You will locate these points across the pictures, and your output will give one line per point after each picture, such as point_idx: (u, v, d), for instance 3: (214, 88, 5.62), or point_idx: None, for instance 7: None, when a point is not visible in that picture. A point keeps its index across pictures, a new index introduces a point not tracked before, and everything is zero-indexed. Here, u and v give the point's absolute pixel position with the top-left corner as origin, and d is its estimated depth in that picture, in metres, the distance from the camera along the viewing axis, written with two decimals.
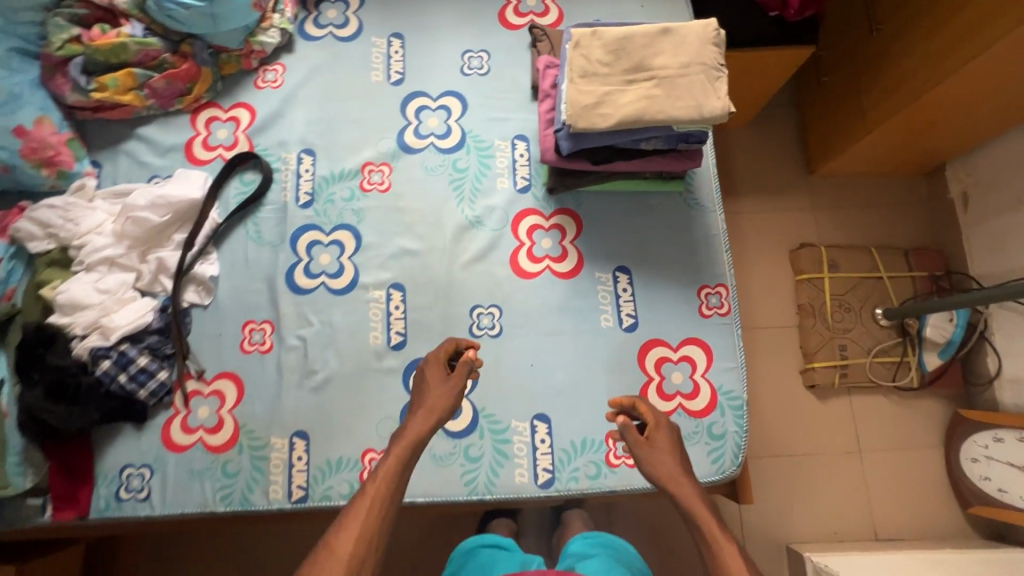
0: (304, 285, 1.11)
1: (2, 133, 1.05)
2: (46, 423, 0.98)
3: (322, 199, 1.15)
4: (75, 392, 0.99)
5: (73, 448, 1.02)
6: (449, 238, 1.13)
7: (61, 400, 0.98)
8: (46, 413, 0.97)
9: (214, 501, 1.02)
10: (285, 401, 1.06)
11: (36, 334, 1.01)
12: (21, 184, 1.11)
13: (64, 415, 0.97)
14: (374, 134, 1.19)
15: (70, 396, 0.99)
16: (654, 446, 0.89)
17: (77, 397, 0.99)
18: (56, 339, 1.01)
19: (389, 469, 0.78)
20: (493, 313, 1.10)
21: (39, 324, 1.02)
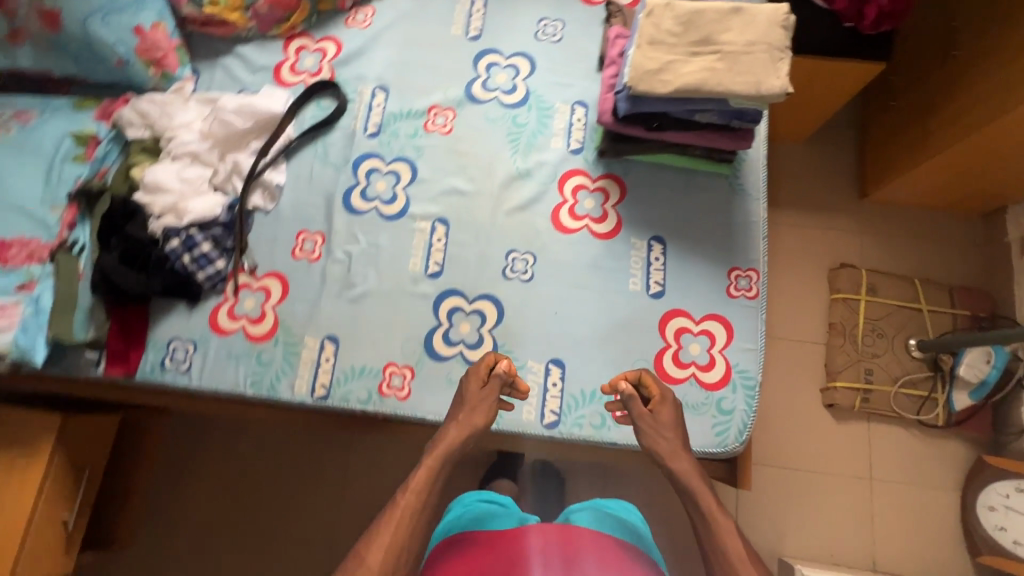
0: (358, 206, 1.19)
1: (124, 29, 1.18)
2: (116, 285, 1.09)
3: (388, 132, 1.24)
4: (146, 263, 1.11)
5: (133, 314, 1.13)
6: (498, 185, 1.19)
7: (133, 267, 1.10)
8: (118, 275, 1.09)
9: (244, 384, 1.11)
10: (323, 306, 1.14)
11: (122, 207, 1.14)
12: (130, 79, 1.24)
13: (133, 279, 1.09)
14: (444, 80, 1.27)
15: (141, 265, 1.11)
16: (657, 423, 0.94)
17: (147, 267, 1.10)
18: (137, 214, 1.13)
19: (419, 482, 0.88)
20: (527, 259, 1.15)
21: (125, 200, 1.15)
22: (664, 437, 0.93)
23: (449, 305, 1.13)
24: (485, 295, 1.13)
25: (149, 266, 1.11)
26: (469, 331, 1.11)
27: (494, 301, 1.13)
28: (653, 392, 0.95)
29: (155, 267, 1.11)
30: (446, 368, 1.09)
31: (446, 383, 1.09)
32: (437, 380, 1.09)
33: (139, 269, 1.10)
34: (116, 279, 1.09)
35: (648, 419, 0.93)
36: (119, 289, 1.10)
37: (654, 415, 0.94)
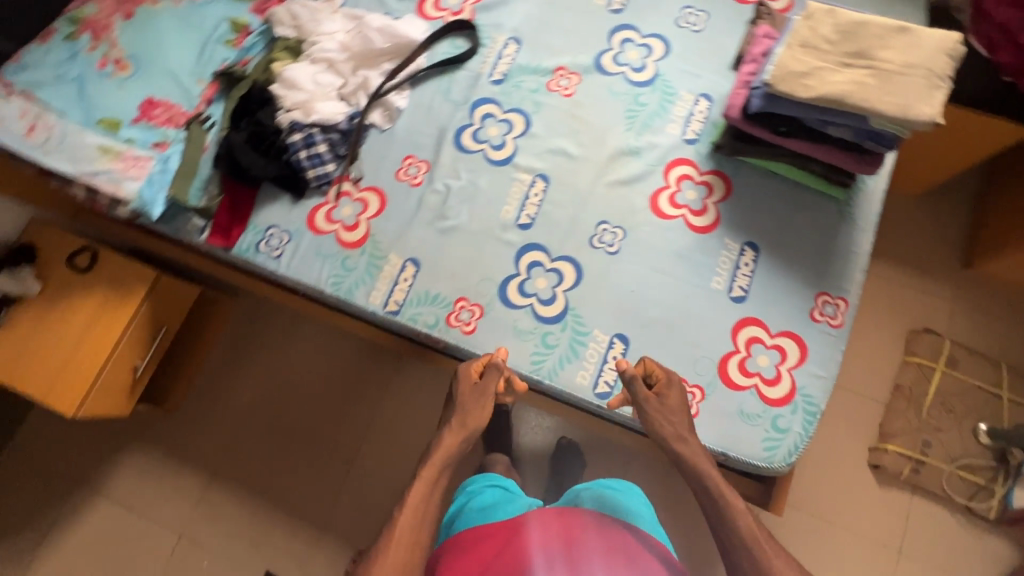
0: (468, 145, 1.23)
1: None
2: (236, 163, 1.17)
3: (512, 82, 1.26)
4: (268, 149, 1.18)
5: (243, 193, 1.20)
6: (605, 156, 1.20)
7: (256, 149, 1.17)
8: (242, 155, 1.16)
9: (326, 282, 1.17)
10: (413, 230, 1.18)
11: (258, 94, 1.20)
12: None
13: (254, 160, 1.16)
14: (577, 45, 1.28)
15: (263, 150, 1.18)
16: (663, 406, 0.94)
17: (268, 153, 1.17)
18: (269, 103, 1.19)
19: (416, 498, 0.87)
20: (617, 233, 1.15)
21: (262, 88, 1.21)
22: (669, 423, 0.93)
23: (530, 258, 1.15)
24: (567, 257, 1.15)
25: (269, 152, 1.17)
26: (545, 286, 1.13)
27: (574, 265, 1.14)
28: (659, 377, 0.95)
29: (275, 155, 1.18)
30: (514, 316, 1.12)
31: (512, 329, 1.11)
32: (504, 325, 1.11)
33: (260, 153, 1.17)
34: (240, 156, 1.16)
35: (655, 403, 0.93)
36: (239, 166, 1.17)
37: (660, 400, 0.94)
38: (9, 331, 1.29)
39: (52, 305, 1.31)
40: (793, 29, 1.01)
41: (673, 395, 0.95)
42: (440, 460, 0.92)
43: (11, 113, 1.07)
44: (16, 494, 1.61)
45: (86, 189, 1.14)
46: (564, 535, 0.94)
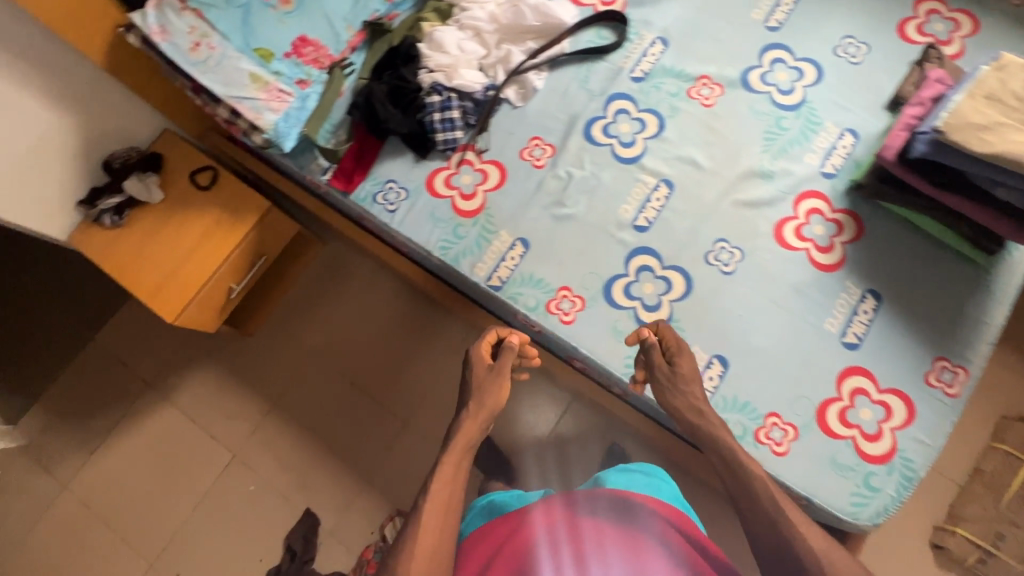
0: (597, 138, 1.22)
1: None
2: (372, 113, 1.19)
3: (651, 82, 1.24)
4: (404, 105, 1.19)
5: (371, 144, 1.23)
6: (735, 173, 1.17)
7: (393, 103, 1.19)
8: (380, 107, 1.18)
9: (434, 246, 1.18)
10: (528, 211, 1.18)
11: (403, 50, 1.22)
12: None
13: (389, 113, 1.18)
14: (726, 56, 1.25)
15: (400, 106, 1.19)
16: (676, 373, 0.97)
17: (404, 109, 1.19)
18: (414, 61, 1.20)
19: (440, 483, 0.95)
20: (734, 254, 1.13)
21: (408, 46, 1.23)
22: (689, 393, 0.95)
23: (639, 262, 1.13)
24: (678, 267, 1.13)
25: (406, 109, 1.19)
26: (651, 292, 1.12)
27: (684, 276, 1.12)
28: (670, 343, 0.99)
29: (410, 112, 1.19)
30: (615, 316, 1.11)
31: (610, 329, 1.10)
32: (603, 323, 1.10)
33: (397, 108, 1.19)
34: (377, 107, 1.18)
35: (668, 368, 0.96)
36: (375, 116, 1.19)
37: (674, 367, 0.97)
38: (128, 232, 1.36)
39: (170, 215, 1.37)
40: (978, 78, 0.96)
41: (686, 362, 0.97)
42: (460, 448, 1.00)
43: (181, 27, 1.11)
44: (96, 383, 1.71)
45: (229, 111, 1.18)
46: (569, 528, 0.96)
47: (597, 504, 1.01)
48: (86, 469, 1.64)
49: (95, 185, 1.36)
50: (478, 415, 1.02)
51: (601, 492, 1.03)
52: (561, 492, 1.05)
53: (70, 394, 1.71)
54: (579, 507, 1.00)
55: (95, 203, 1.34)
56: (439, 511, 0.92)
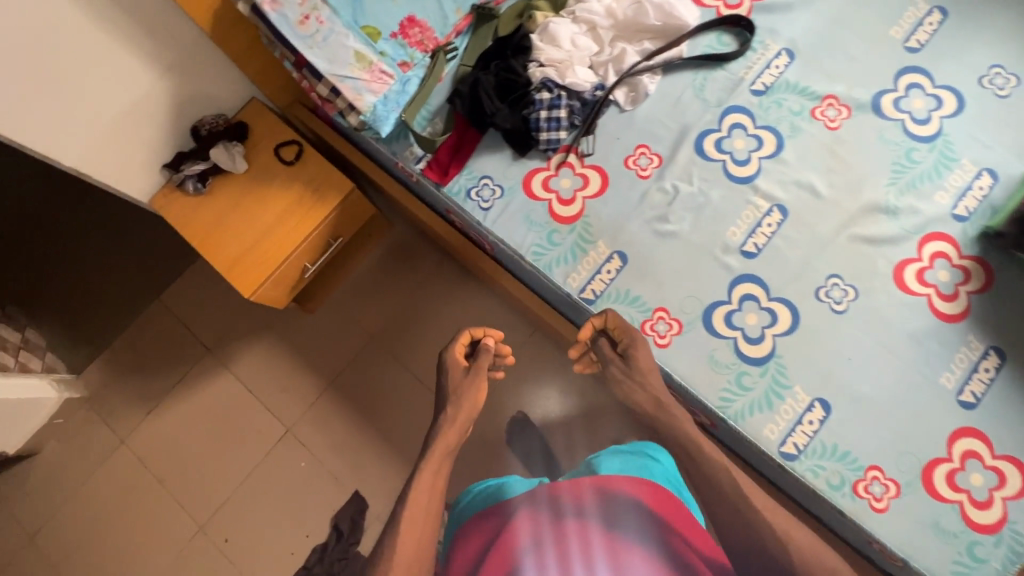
0: (709, 152, 1.15)
1: None
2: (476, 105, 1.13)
3: (772, 98, 1.16)
4: (510, 98, 1.13)
5: (471, 134, 1.18)
6: (857, 205, 1.09)
7: (499, 95, 1.13)
8: (486, 99, 1.12)
9: (527, 250, 1.14)
10: (629, 223, 1.13)
11: (514, 40, 1.16)
12: None
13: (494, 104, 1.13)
14: (857, 76, 1.15)
15: (506, 99, 1.13)
16: (632, 366, 1.03)
17: (510, 102, 1.13)
18: (525, 53, 1.14)
19: (423, 482, 1.01)
20: (848, 292, 1.06)
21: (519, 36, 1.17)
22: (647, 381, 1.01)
23: (744, 290, 1.07)
24: (785, 299, 1.06)
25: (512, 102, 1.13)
26: (754, 324, 1.06)
27: (792, 310, 1.06)
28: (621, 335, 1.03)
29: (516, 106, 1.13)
30: (713, 345, 1.05)
31: (707, 358, 1.05)
32: (700, 352, 1.05)
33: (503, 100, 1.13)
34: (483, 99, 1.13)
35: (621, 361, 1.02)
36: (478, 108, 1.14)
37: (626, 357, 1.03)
38: (210, 200, 1.35)
39: (252, 187, 1.34)
40: None
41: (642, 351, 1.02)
42: (440, 452, 1.07)
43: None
44: (157, 343, 1.73)
45: (329, 89, 1.13)
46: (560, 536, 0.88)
47: (587, 504, 0.93)
48: (143, 427, 1.66)
49: (180, 150, 1.34)
50: (454, 420, 1.12)
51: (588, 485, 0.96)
52: (545, 488, 0.96)
53: (132, 352, 1.73)
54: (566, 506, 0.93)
55: (179, 168, 1.32)
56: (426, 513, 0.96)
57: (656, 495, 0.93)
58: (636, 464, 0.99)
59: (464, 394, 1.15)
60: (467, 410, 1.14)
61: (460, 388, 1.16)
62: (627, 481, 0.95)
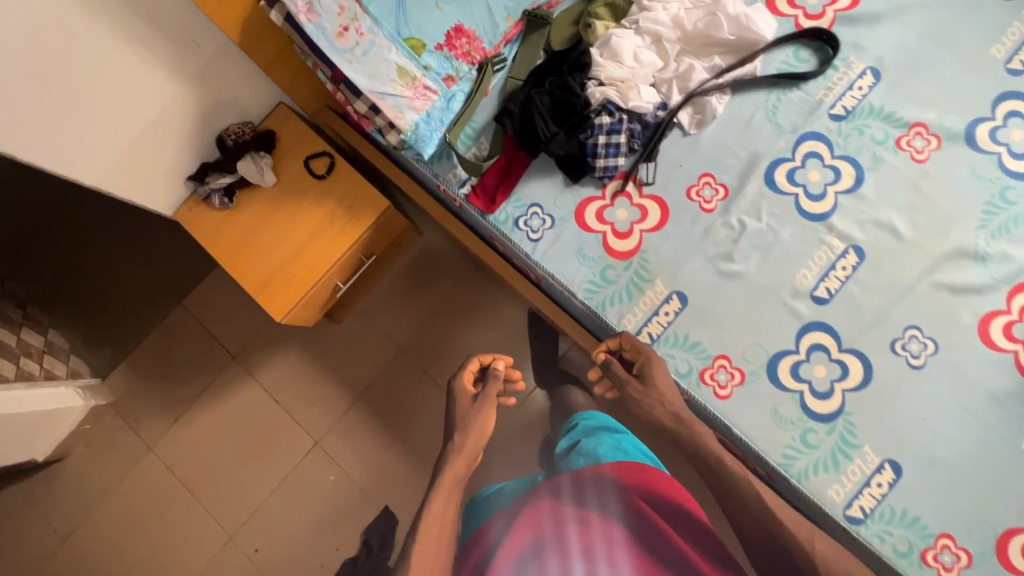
0: (780, 184, 1.05)
1: None
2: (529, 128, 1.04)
3: (853, 124, 1.05)
4: (566, 121, 1.04)
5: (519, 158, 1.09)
6: (942, 250, 1.00)
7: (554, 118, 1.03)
8: (540, 121, 1.03)
9: (578, 286, 1.06)
10: (690, 261, 1.05)
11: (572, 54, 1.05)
12: None
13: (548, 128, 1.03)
14: (950, 101, 1.04)
15: (561, 122, 1.04)
16: (649, 385, 0.99)
17: (566, 126, 1.03)
18: (583, 70, 1.04)
19: (436, 510, 1.07)
20: (927, 345, 0.98)
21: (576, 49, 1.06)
22: (661, 398, 0.99)
23: (813, 340, 1.00)
24: (858, 351, 0.99)
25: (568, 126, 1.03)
26: (822, 377, 0.99)
27: (864, 364, 0.98)
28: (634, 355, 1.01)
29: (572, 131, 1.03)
30: (777, 398, 0.99)
31: (770, 412, 0.99)
32: (763, 405, 0.99)
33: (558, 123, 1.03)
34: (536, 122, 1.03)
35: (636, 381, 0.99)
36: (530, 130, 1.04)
37: (641, 378, 0.99)
38: (237, 215, 1.28)
39: (282, 201, 1.27)
40: None
41: (657, 368, 0.99)
42: (449, 482, 1.12)
43: (329, 6, 0.96)
44: (183, 350, 1.70)
45: (369, 106, 1.04)
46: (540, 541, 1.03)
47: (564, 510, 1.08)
48: (171, 435, 1.65)
49: (206, 161, 1.26)
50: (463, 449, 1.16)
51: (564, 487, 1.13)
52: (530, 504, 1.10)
53: (158, 358, 1.70)
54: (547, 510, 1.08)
55: (204, 180, 1.25)
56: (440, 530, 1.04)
57: (622, 466, 1.14)
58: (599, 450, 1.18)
59: (471, 421, 1.19)
60: (474, 434, 1.19)
61: (465, 413, 1.21)
62: (596, 466, 1.15)
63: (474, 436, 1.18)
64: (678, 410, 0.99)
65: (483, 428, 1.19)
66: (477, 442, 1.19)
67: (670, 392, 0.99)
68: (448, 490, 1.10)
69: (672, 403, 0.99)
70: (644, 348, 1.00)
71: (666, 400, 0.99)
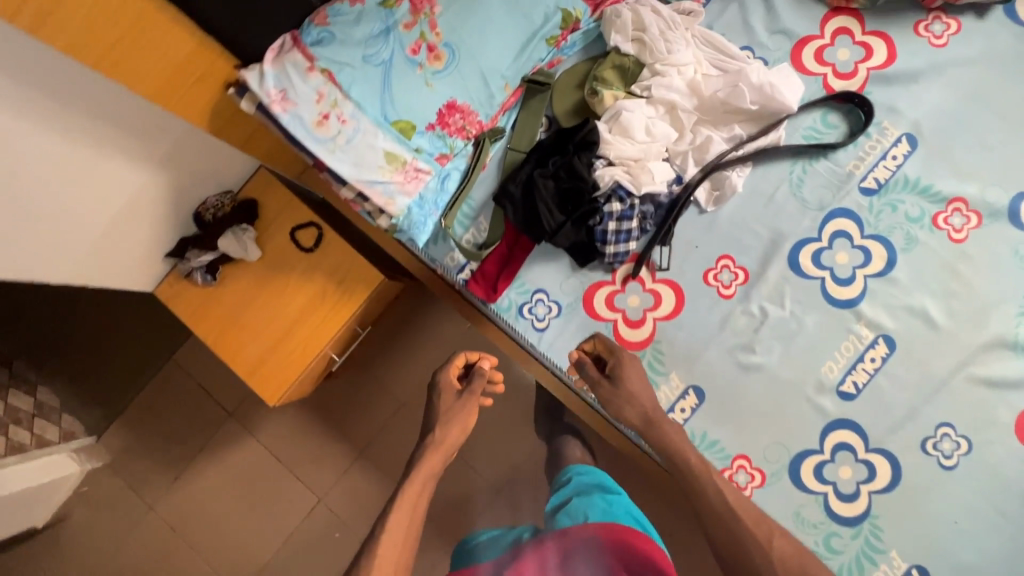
0: (805, 267, 0.97)
1: None
2: (534, 216, 0.95)
3: (886, 198, 0.96)
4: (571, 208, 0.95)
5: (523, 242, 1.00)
6: (979, 340, 0.93)
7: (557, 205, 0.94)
8: (546, 210, 0.94)
9: (588, 380, 1.00)
10: (707, 353, 0.98)
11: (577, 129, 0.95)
12: None
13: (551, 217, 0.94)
14: (994, 172, 0.95)
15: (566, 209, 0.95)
16: (619, 387, 0.93)
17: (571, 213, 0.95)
18: (591, 149, 0.94)
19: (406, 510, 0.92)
20: (959, 444, 0.92)
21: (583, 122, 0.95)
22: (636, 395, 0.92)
23: (839, 439, 0.94)
24: (887, 452, 0.93)
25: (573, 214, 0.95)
26: (848, 478, 0.94)
27: (893, 465, 0.93)
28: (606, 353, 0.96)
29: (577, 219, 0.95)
30: (799, 501, 0.94)
31: (791, 515, 0.94)
32: (786, 509, 0.94)
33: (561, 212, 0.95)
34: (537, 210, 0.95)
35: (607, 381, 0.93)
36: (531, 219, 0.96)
37: (613, 376, 0.94)
38: (222, 292, 1.20)
39: (269, 276, 1.19)
40: None
41: (630, 366, 0.94)
42: (422, 480, 0.97)
43: (306, 93, 0.85)
44: (179, 405, 1.65)
45: (357, 193, 0.95)
46: None
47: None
48: (171, 493, 1.62)
49: (184, 236, 1.17)
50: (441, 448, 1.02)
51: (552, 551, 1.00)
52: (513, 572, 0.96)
53: (153, 414, 1.65)
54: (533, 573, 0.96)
55: (184, 256, 1.17)
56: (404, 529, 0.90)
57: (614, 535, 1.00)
58: (590, 510, 1.05)
59: (451, 414, 1.06)
60: (453, 432, 1.05)
61: (442, 405, 1.07)
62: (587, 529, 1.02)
63: (453, 430, 1.05)
64: (651, 411, 0.91)
65: (461, 425, 1.05)
66: (456, 439, 1.04)
67: (643, 389, 0.93)
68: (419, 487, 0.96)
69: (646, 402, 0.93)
70: (616, 346, 0.96)
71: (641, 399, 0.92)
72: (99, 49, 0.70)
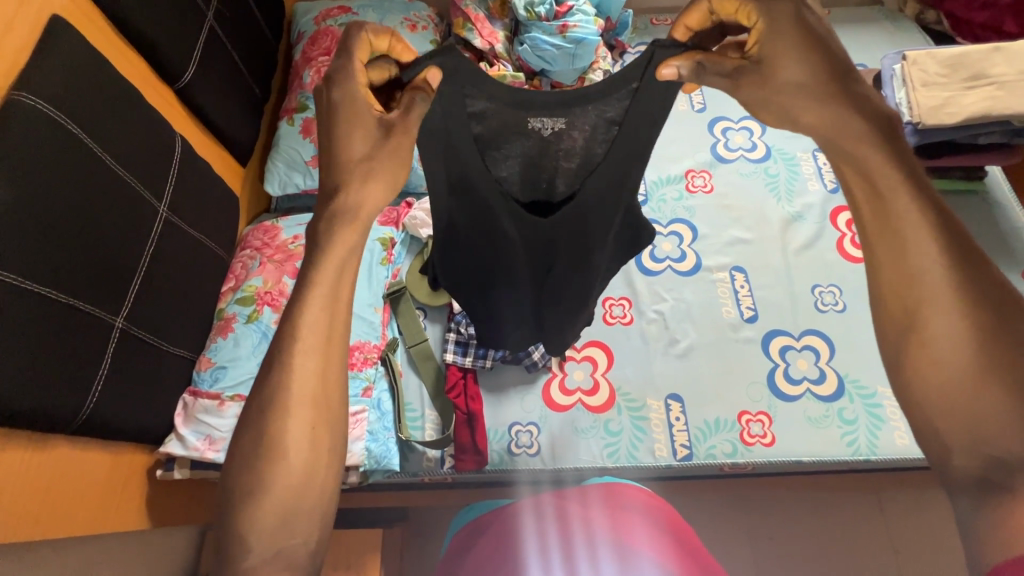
0: (652, 268, 1.25)
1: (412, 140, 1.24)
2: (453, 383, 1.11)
3: (656, 198, 1.33)
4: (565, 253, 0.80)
5: (469, 385, 1.11)
6: (778, 229, 1.27)
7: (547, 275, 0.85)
8: (447, 382, 1.12)
9: (602, 456, 1.07)
10: (655, 365, 1.15)
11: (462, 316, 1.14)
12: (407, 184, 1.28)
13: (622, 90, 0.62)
14: (690, 148, 1.38)
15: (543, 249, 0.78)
16: (770, 74, 0.55)
17: (576, 163, 0.70)
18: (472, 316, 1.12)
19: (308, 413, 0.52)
20: (834, 291, 1.20)
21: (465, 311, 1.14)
22: (805, 111, 0.56)
23: (778, 345, 1.15)
24: (809, 330, 1.16)
25: (443, 124, 0.62)
26: (808, 366, 1.13)
27: (820, 335, 1.15)
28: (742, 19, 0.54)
29: (459, 115, 0.62)
30: (801, 407, 1.09)
31: (807, 422, 1.08)
32: (798, 421, 1.08)
33: (604, 100, 0.63)
34: (658, 118, 0.65)
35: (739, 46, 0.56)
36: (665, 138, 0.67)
37: (761, 67, 0.55)
38: None
39: None
40: (903, 74, 1.18)
41: (783, 52, 0.54)
42: (320, 345, 0.55)
43: (228, 423, 0.93)
44: None
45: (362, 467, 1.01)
46: (556, 507, 0.67)
47: (590, 496, 0.70)
48: None
49: None
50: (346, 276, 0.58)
51: (592, 492, 0.70)
52: (550, 499, 0.69)
53: None
54: (573, 510, 0.66)
55: None
56: (315, 409, 0.54)
57: (668, 518, 0.65)
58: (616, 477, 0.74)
59: (329, 96, 0.55)
60: (347, 297, 0.57)
61: None
62: (640, 499, 0.67)
63: None
64: (826, 130, 0.56)
65: None
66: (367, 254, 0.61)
67: (799, 98, 0.56)
68: (327, 353, 0.55)
69: (810, 98, 0.55)
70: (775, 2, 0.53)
71: (809, 129, 0.57)
72: (32, 514, 0.70)
